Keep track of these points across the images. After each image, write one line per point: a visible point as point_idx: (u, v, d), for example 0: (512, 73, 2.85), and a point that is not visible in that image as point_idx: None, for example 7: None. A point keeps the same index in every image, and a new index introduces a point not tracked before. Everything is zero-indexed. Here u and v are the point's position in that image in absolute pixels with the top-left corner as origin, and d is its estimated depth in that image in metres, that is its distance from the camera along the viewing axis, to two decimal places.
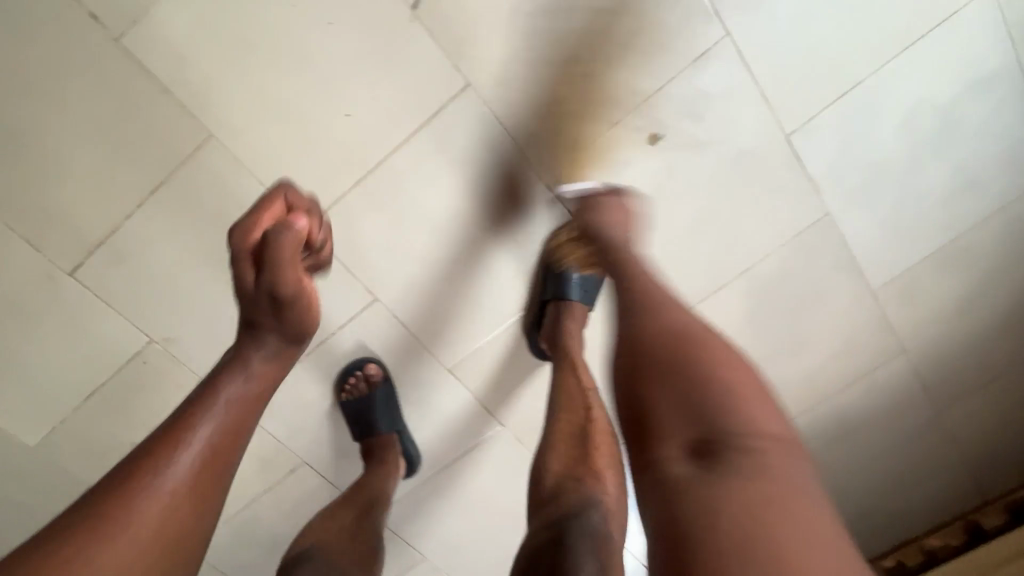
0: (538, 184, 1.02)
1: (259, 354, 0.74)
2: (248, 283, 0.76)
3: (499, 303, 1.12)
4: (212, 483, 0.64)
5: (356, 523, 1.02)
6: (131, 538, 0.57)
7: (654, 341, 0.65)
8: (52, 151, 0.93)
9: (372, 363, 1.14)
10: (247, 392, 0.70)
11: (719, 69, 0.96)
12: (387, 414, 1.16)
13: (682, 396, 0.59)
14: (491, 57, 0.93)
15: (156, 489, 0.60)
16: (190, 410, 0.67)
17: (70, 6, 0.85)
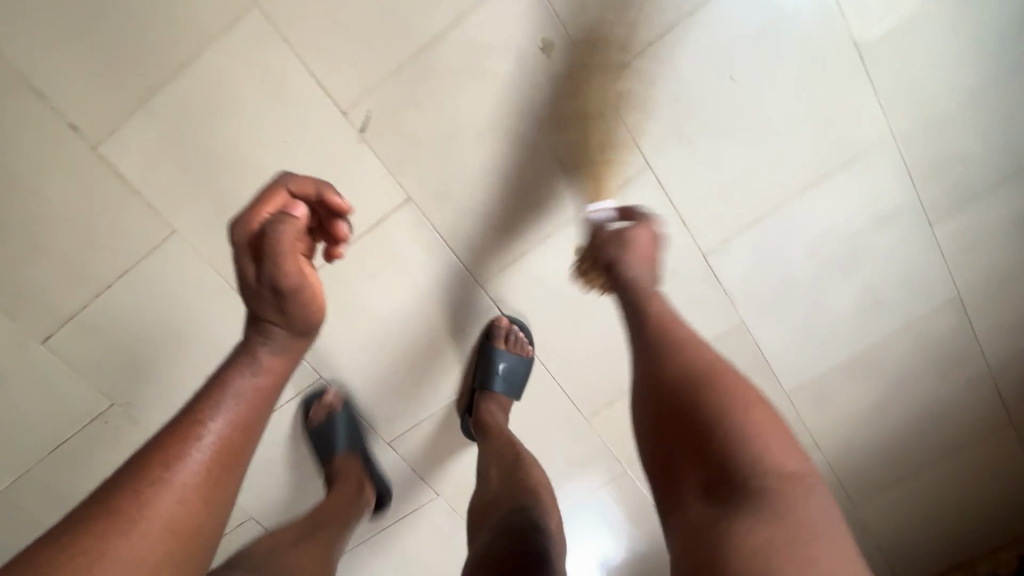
0: (474, 286, 1.12)
1: (267, 347, 0.72)
2: (252, 277, 0.72)
3: (438, 387, 1.21)
4: (226, 478, 0.62)
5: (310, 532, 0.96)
6: (152, 529, 0.55)
7: (674, 376, 0.63)
8: (30, 238, 1.03)
9: (328, 388, 1.19)
10: (261, 384, 0.69)
11: (640, 195, 1.06)
12: (350, 437, 1.19)
13: (692, 437, 0.58)
14: (430, 175, 1.03)
15: (172, 484, 0.58)
16: (202, 405, 0.64)
17: (52, 118, 0.96)
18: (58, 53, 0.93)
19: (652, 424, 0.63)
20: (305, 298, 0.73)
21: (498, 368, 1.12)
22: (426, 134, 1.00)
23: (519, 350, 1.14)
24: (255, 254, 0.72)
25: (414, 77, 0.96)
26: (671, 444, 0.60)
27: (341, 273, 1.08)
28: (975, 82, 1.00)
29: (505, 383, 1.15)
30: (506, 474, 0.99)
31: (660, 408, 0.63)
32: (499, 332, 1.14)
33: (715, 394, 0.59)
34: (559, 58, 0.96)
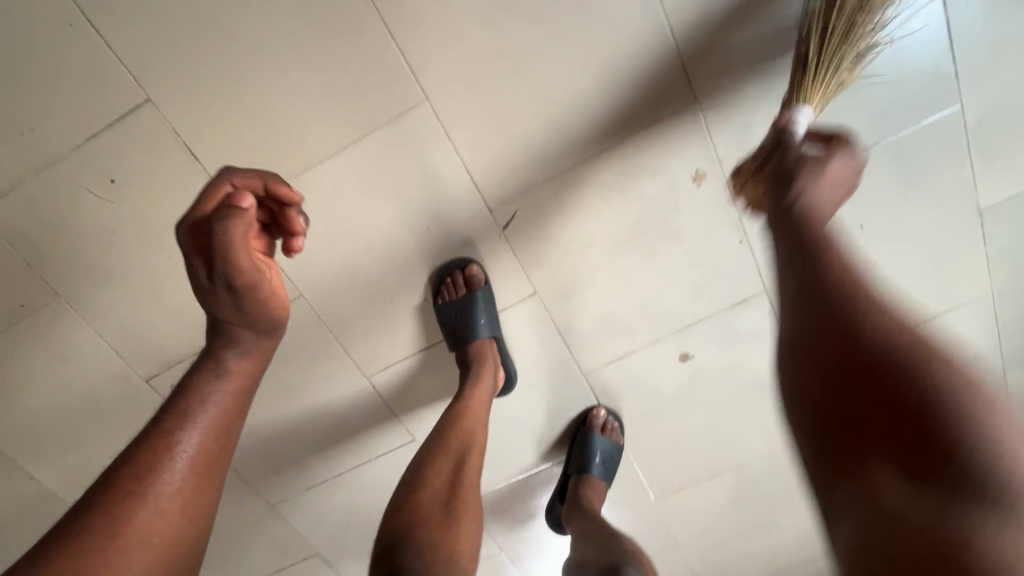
0: (577, 374, 1.16)
1: (233, 352, 0.67)
2: (203, 279, 0.65)
3: (521, 457, 1.27)
4: (208, 487, 0.61)
5: (451, 492, 0.91)
6: (129, 548, 0.53)
7: (870, 334, 0.48)
8: (155, 284, 1.04)
9: (473, 264, 1.05)
10: (233, 391, 0.65)
11: (752, 315, 1.11)
12: (489, 315, 1.06)
13: (891, 423, 0.44)
14: (559, 273, 1.06)
15: (150, 499, 0.56)
16: (171, 416, 0.61)
17: (203, 179, 0.97)
18: (220, 120, 0.93)
19: (820, 381, 0.50)
20: (259, 289, 0.66)
21: (596, 452, 1.17)
22: (565, 237, 1.03)
23: (615, 437, 1.20)
24: (203, 250, 0.64)
25: (566, 186, 0.99)
26: (846, 411, 0.47)
27: (478, 285, 1.04)
28: None
29: (602, 468, 1.21)
30: (598, 548, 1.01)
31: (841, 364, 0.49)
32: (597, 420, 1.20)
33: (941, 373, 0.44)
34: (707, 188, 0.99)
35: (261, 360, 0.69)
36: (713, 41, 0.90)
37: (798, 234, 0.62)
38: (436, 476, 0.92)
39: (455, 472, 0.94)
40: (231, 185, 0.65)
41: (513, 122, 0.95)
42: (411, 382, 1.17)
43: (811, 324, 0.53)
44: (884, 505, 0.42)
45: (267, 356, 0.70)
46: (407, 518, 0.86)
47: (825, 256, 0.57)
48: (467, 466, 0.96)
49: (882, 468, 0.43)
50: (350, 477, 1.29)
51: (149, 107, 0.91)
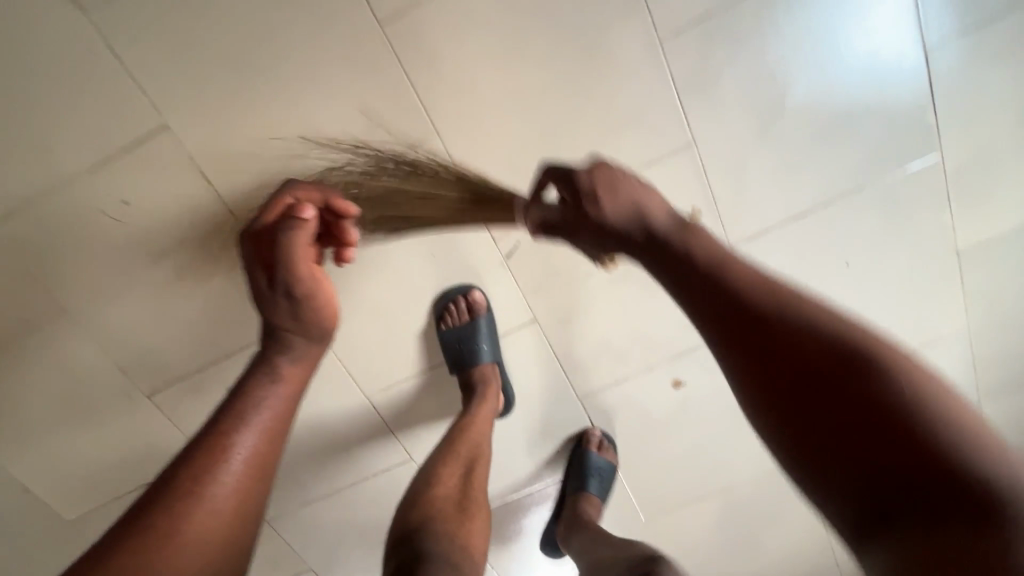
0: (572, 397, 1.19)
1: (286, 357, 0.67)
2: (264, 288, 0.70)
3: (515, 476, 1.30)
4: (258, 495, 0.58)
5: (463, 489, 0.96)
6: (188, 552, 0.51)
7: (809, 350, 0.45)
8: (162, 302, 1.05)
9: (475, 290, 1.08)
10: (287, 395, 0.64)
11: None
12: (491, 340, 1.10)
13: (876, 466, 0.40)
14: (558, 301, 1.09)
15: (208, 500, 0.54)
16: (227, 416, 0.60)
17: (213, 203, 0.99)
18: (233, 147, 0.95)
19: (792, 432, 0.44)
20: (314, 293, 0.70)
21: (593, 467, 1.21)
22: (565, 267, 1.07)
23: (610, 456, 1.24)
24: (265, 260, 0.71)
25: None
26: (825, 450, 0.42)
27: (481, 309, 1.08)
28: None
29: (599, 485, 1.23)
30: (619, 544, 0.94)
31: (800, 410, 0.43)
32: (593, 438, 1.24)
33: (873, 381, 0.42)
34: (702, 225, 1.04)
35: (310, 369, 0.68)
36: (711, 88, 0.95)
37: (704, 284, 0.51)
38: (448, 475, 0.97)
39: (466, 473, 0.99)
40: (293, 198, 0.74)
41: (518, 157, 0.99)
42: (410, 402, 1.19)
43: (735, 359, 0.48)
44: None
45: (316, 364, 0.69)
46: (426, 506, 0.90)
47: (725, 267, 0.51)
48: (477, 471, 1.01)
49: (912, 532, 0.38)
50: (346, 495, 1.30)
51: (164, 132, 0.94)
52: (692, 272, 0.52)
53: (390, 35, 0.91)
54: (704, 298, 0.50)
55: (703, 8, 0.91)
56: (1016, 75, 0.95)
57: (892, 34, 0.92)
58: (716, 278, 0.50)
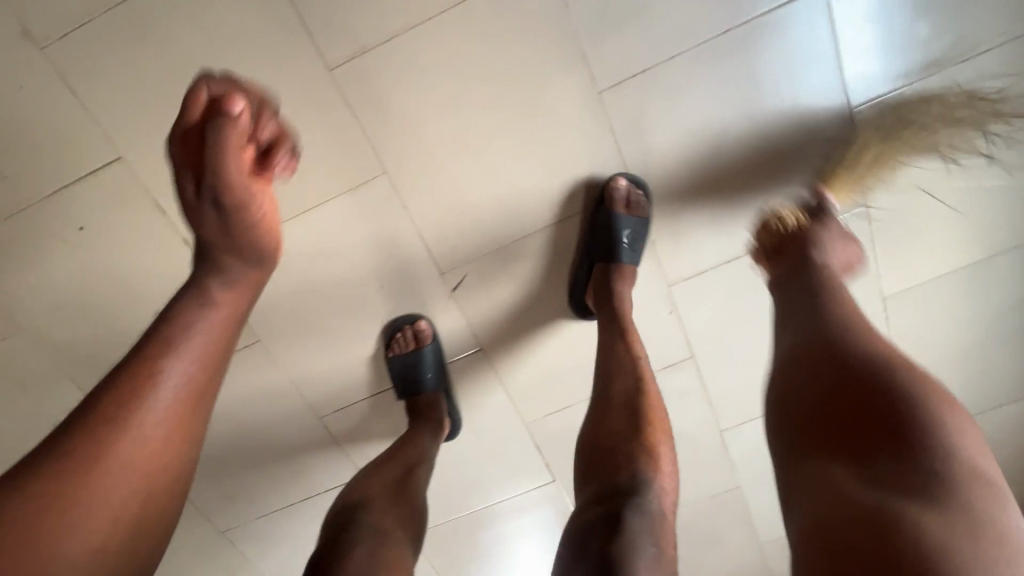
0: (517, 421, 1.25)
1: (217, 281, 0.68)
2: (191, 196, 0.68)
3: (463, 493, 1.35)
4: (194, 416, 0.62)
5: (402, 484, 0.98)
6: (121, 469, 0.55)
7: (850, 350, 0.65)
8: (117, 323, 1.08)
9: (422, 320, 1.12)
10: (218, 320, 0.66)
11: (680, 377, 1.20)
12: (436, 370, 1.14)
13: (856, 415, 0.59)
14: (502, 330, 1.14)
15: (137, 420, 0.57)
16: (155, 342, 0.62)
17: (167, 231, 1.02)
18: None
19: (808, 389, 0.65)
20: (249, 210, 0.69)
21: (621, 233, 1.01)
22: (510, 299, 1.12)
23: (638, 207, 1.02)
24: (194, 167, 0.67)
25: (512, 255, 1.08)
26: (828, 404, 0.62)
27: (426, 339, 1.12)
28: (973, 339, 1.21)
29: (630, 250, 1.05)
30: (618, 431, 0.90)
31: (825, 377, 0.64)
32: (618, 194, 1.00)
33: (906, 382, 0.59)
34: (642, 265, 1.09)
35: (245, 294, 0.71)
36: (646, 139, 0.99)
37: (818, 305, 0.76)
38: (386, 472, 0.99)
39: (404, 473, 1.00)
40: (211, 92, 0.66)
41: (462, 198, 1.02)
42: (361, 422, 1.23)
43: (810, 337, 0.71)
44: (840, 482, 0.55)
45: (252, 290, 0.72)
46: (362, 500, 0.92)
47: (836, 304, 0.76)
48: (419, 472, 1.04)
49: (842, 467, 0.56)
50: (298, 509, 1.33)
51: (119, 163, 0.97)
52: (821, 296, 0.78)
53: (339, 78, 0.94)
54: (816, 311, 0.75)
55: (641, 64, 0.94)
56: None
57: (818, 93, 0.97)
58: (836, 318, 0.72)
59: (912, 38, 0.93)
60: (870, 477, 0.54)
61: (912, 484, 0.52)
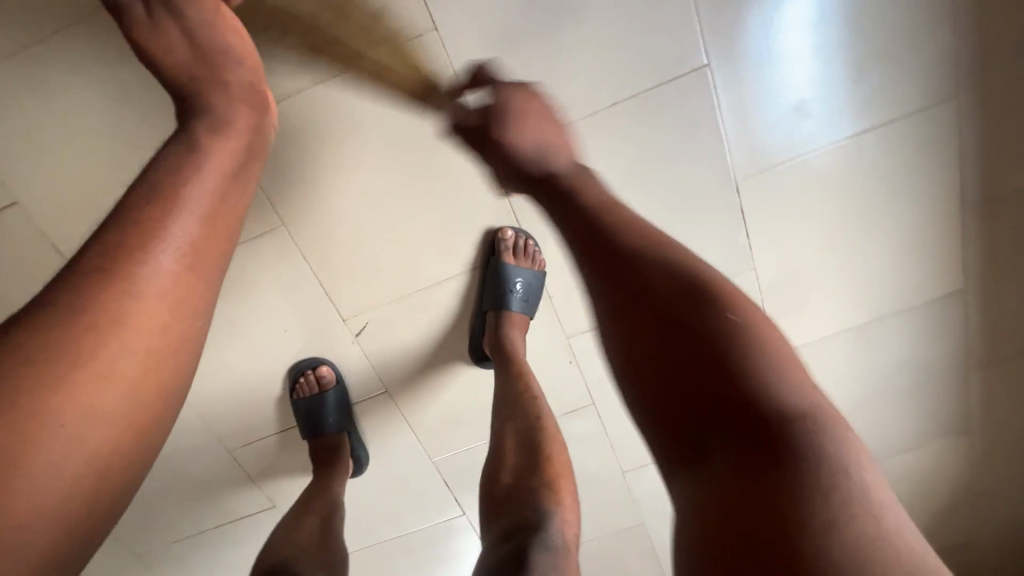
0: (426, 457, 1.29)
1: (206, 125, 0.64)
2: (148, 24, 0.68)
3: (376, 523, 1.38)
4: (206, 275, 0.55)
5: (322, 529, 1.03)
6: (135, 328, 0.48)
7: (658, 280, 0.50)
8: None
9: (324, 364, 1.15)
10: (217, 169, 0.60)
11: (582, 421, 1.24)
12: (339, 413, 1.17)
13: (699, 379, 0.44)
14: (407, 373, 1.19)
15: (145, 278, 0.49)
16: (149, 192, 0.54)
17: None
18: (84, 226, 0.99)
19: (634, 350, 0.49)
20: (202, 10, 0.68)
21: (515, 281, 1.05)
22: (414, 344, 1.15)
23: (530, 263, 1.07)
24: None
25: (414, 304, 1.11)
26: (666, 370, 0.46)
27: (329, 384, 1.14)
28: (861, 391, 1.27)
29: (522, 301, 1.09)
30: (524, 464, 0.92)
31: (650, 333, 0.48)
32: (506, 245, 1.05)
33: (716, 317, 0.47)
34: (535, 321, 1.14)
35: (238, 146, 0.65)
36: None
37: (582, 215, 0.58)
38: (307, 523, 1.03)
39: (324, 520, 1.05)
40: None
41: (362, 249, 1.06)
42: (271, 457, 1.26)
43: (606, 273, 0.53)
44: (716, 492, 0.40)
45: (243, 141, 0.65)
46: (289, 549, 0.96)
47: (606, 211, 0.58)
48: (336, 518, 1.08)
49: (722, 458, 0.41)
50: (213, 536, 1.36)
51: (15, 208, 0.97)
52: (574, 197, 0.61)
53: None
54: (586, 229, 0.56)
55: None
56: (813, 209, 1.07)
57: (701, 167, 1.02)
58: (619, 237, 0.55)
59: (797, 123, 1.00)
60: (734, 465, 0.40)
61: (786, 473, 0.38)
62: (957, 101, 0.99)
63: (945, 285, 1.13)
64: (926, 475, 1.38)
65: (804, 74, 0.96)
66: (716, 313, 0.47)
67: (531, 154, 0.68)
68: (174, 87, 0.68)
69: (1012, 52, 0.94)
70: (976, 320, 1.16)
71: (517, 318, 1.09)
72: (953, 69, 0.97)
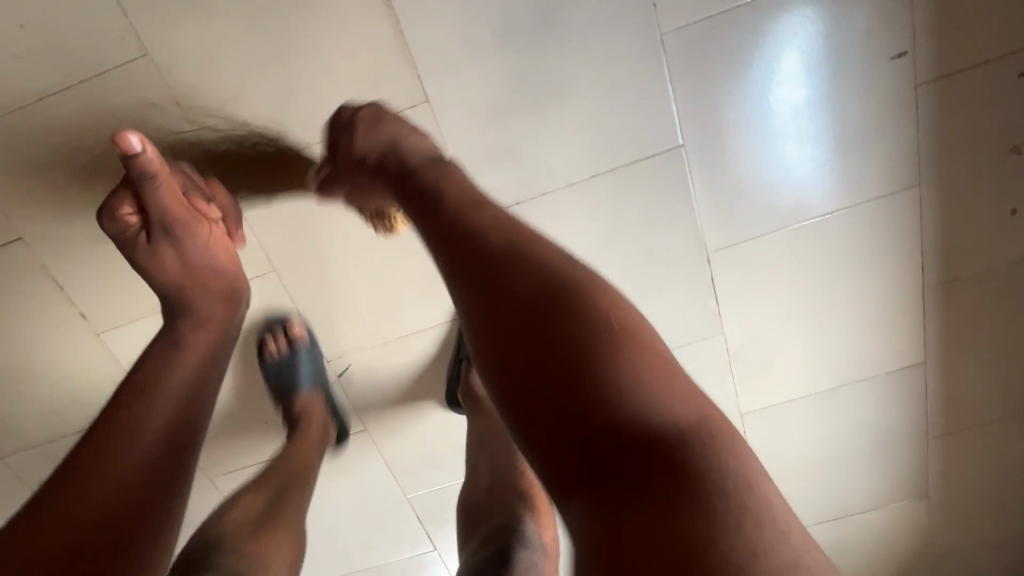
0: (398, 494, 1.34)
1: (188, 323, 0.83)
2: (148, 246, 0.86)
3: (349, 552, 1.43)
4: (187, 424, 0.75)
5: (274, 502, 0.91)
6: (133, 470, 0.67)
7: (529, 287, 0.52)
8: (14, 381, 1.13)
9: (295, 323, 1.12)
10: (192, 353, 0.80)
11: None
12: (313, 373, 1.14)
13: (580, 392, 0.46)
14: (386, 412, 1.24)
15: (142, 434, 0.69)
16: (143, 375, 0.75)
17: (66, 305, 1.07)
18: (86, 263, 1.04)
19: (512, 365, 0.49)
20: (198, 240, 0.88)
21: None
22: (395, 386, 1.21)
23: None
24: (143, 223, 0.86)
25: (394, 350, 1.16)
26: (549, 385, 0.47)
27: (301, 338, 1.11)
28: (821, 452, 1.32)
29: None
30: (497, 476, 0.98)
31: (531, 346, 0.49)
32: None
33: (583, 323, 0.49)
34: None
35: (211, 332, 0.84)
36: None
37: (457, 225, 0.60)
38: (254, 497, 0.91)
39: (275, 492, 0.93)
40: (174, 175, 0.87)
41: (346, 296, 1.11)
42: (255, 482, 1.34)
43: (487, 289, 0.53)
44: (605, 511, 0.42)
45: (218, 328, 0.86)
46: (224, 526, 0.83)
47: (480, 216, 0.60)
48: (295, 489, 0.97)
49: (621, 474, 0.43)
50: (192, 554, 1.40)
51: (20, 243, 1.01)
52: (461, 210, 0.61)
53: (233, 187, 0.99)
54: (467, 245, 0.57)
55: (513, 198, 1.03)
56: (780, 282, 1.12)
57: (673, 236, 1.07)
58: (498, 247, 0.56)
59: (767, 204, 1.05)
60: (624, 477, 0.43)
61: (672, 475, 0.43)
62: (919, 190, 1.03)
63: (906, 359, 1.18)
64: (883, 534, 1.43)
65: (774, 160, 1.01)
66: (580, 323, 0.49)
67: (372, 152, 0.78)
68: (163, 294, 0.87)
69: (971, 150, 1.00)
70: (935, 392, 1.21)
71: None
72: (916, 160, 1.01)
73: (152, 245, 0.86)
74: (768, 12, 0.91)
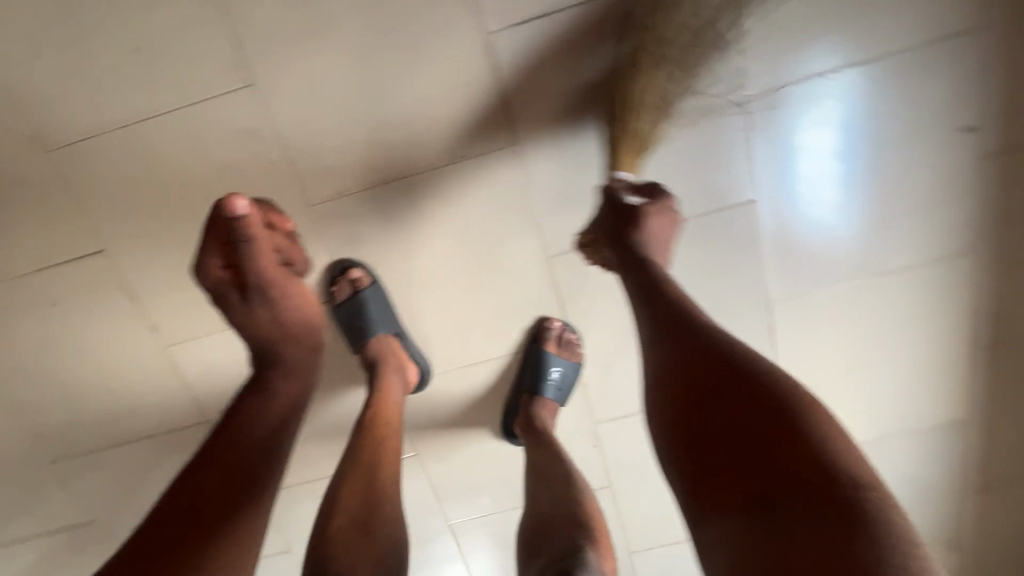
0: (441, 520, 1.35)
1: (278, 375, 0.82)
2: (239, 303, 0.82)
3: None
4: (269, 469, 0.73)
5: (368, 495, 0.86)
6: (219, 523, 0.66)
7: (677, 314, 0.75)
8: (78, 388, 1.14)
9: (356, 268, 1.06)
10: (276, 399, 0.79)
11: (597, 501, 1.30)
12: (382, 316, 1.07)
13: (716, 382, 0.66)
14: (438, 438, 1.25)
15: (227, 488, 0.69)
16: (230, 425, 0.75)
17: (138, 317, 1.09)
18: (165, 277, 1.06)
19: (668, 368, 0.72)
20: (289, 294, 0.84)
21: (552, 369, 1.11)
22: (451, 413, 1.23)
23: (570, 355, 1.14)
24: (235, 282, 0.81)
25: (455, 378, 1.18)
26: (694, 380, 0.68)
27: (364, 283, 1.05)
28: None
29: (556, 389, 1.16)
30: (560, 508, 0.95)
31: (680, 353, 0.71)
32: (551, 334, 1.12)
33: (717, 340, 0.70)
34: (566, 406, 1.20)
35: (296, 377, 0.83)
36: (584, 301, 1.12)
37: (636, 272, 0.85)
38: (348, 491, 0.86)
39: (368, 485, 0.88)
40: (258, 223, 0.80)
41: (415, 323, 1.13)
42: (299, 498, 1.34)
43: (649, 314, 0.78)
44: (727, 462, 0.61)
45: (305, 374, 0.84)
46: (324, 536, 0.79)
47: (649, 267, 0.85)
48: (382, 473, 0.91)
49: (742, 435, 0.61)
50: None
51: (102, 255, 1.03)
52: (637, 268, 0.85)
53: (317, 214, 1.02)
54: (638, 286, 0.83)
55: None
56: (834, 334, 1.15)
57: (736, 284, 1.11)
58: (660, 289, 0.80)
59: (829, 260, 1.09)
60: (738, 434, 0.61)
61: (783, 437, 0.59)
62: (973, 255, 1.07)
63: (949, 415, 1.21)
64: None
65: (829, 212, 1.05)
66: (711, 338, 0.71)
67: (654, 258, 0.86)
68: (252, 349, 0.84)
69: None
70: (974, 448, 1.24)
71: (548, 399, 1.15)
72: (973, 228, 1.05)
73: (243, 303, 0.82)
74: (836, 77, 0.96)
